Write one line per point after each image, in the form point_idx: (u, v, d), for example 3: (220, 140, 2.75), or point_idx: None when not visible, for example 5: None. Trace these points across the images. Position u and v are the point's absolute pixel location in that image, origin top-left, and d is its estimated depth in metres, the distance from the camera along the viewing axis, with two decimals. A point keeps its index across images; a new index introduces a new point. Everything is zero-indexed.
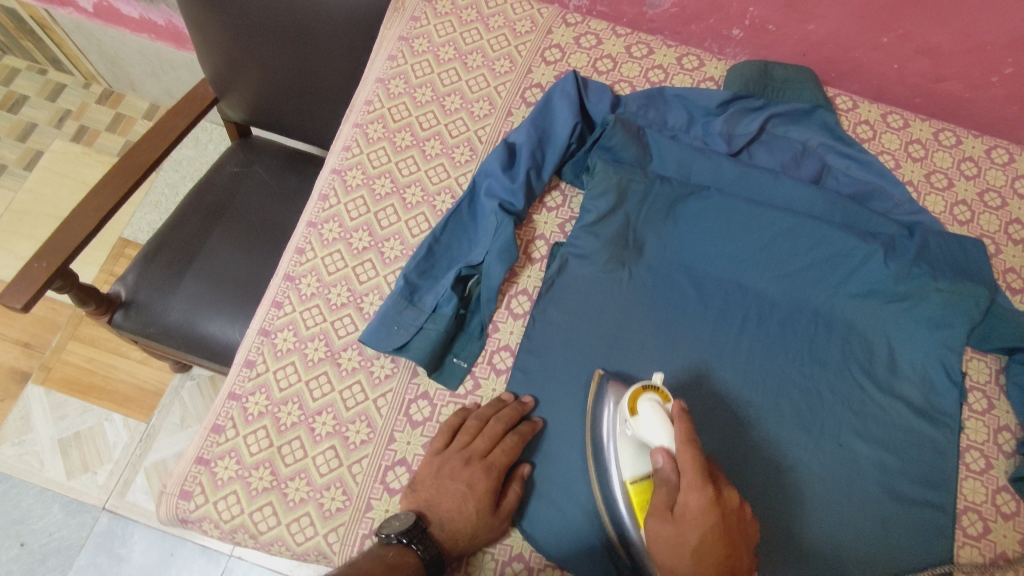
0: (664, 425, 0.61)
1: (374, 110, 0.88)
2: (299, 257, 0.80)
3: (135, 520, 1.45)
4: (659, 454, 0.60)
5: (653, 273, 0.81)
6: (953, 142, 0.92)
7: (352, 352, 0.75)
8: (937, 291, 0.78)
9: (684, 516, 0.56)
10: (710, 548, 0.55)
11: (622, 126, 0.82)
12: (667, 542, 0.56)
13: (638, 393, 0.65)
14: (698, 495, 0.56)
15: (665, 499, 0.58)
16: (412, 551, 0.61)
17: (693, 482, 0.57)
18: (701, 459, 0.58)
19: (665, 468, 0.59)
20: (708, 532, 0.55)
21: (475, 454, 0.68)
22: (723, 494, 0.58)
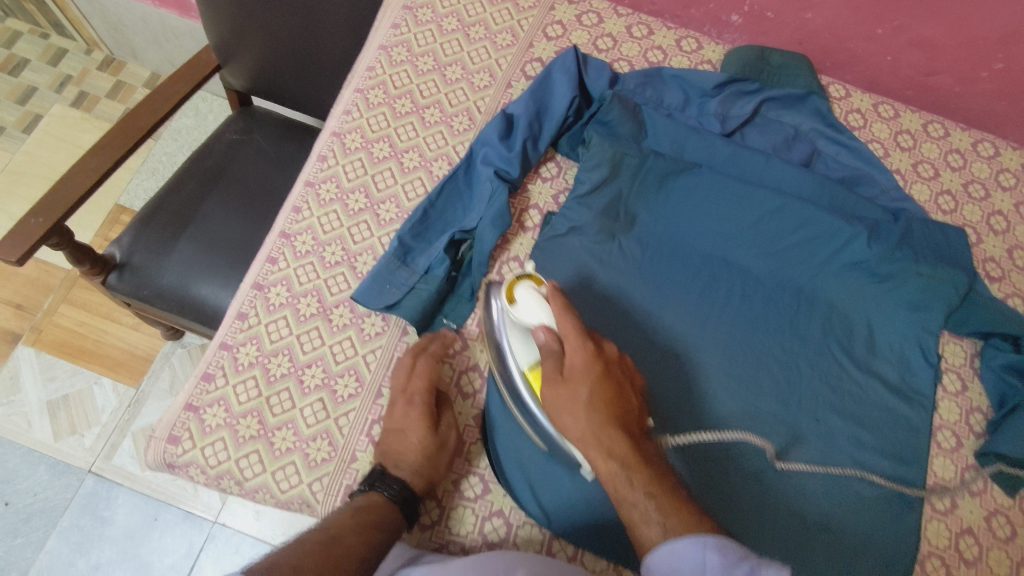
0: (542, 309, 0.64)
1: (375, 75, 0.89)
2: (296, 215, 0.81)
3: (120, 483, 1.46)
4: (541, 331, 0.64)
5: (643, 246, 0.83)
6: (941, 134, 0.94)
7: (344, 309, 0.76)
8: (917, 274, 0.80)
9: (573, 375, 0.61)
10: (599, 384, 0.60)
11: (619, 102, 0.84)
12: (563, 397, 0.60)
13: (514, 282, 0.67)
14: (582, 351, 0.61)
15: (552, 363, 0.62)
16: (376, 493, 0.64)
17: (574, 336, 0.62)
18: (575, 322, 0.63)
19: (548, 339, 0.63)
20: (596, 384, 0.60)
21: (397, 393, 0.71)
22: (603, 350, 0.63)
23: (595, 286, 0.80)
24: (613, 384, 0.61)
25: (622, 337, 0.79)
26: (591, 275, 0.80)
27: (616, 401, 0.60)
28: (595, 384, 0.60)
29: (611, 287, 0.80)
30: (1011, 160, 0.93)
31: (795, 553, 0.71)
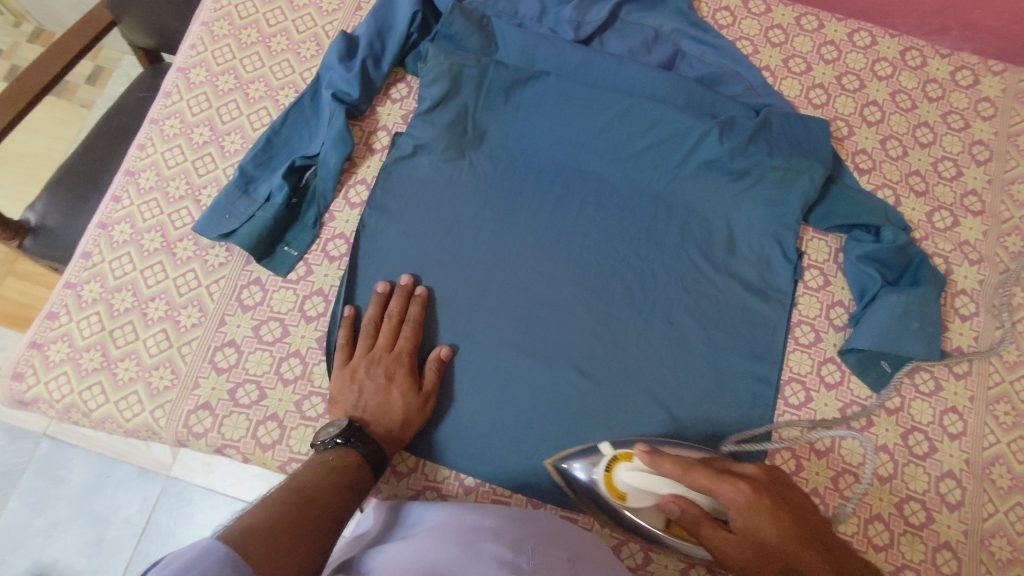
0: (649, 476, 0.61)
1: (220, 7, 0.87)
2: (141, 152, 0.81)
3: (75, 445, 1.30)
4: (671, 501, 0.58)
5: (494, 161, 0.81)
6: (815, 26, 0.90)
7: (188, 243, 0.77)
8: (772, 168, 0.78)
9: (744, 527, 0.54)
10: (774, 515, 0.54)
11: (461, 13, 0.81)
12: (738, 537, 0.55)
13: (610, 471, 0.64)
14: (729, 489, 0.55)
15: (708, 523, 0.56)
16: (351, 450, 0.62)
17: (718, 480, 0.56)
18: (699, 466, 0.58)
19: (689, 511, 0.57)
20: (779, 526, 0.54)
21: (381, 349, 0.71)
22: (746, 475, 0.58)
23: (444, 204, 0.79)
24: (784, 510, 0.55)
25: (470, 253, 0.78)
26: (440, 193, 0.80)
27: (791, 517, 0.55)
28: (768, 522, 0.54)
29: (460, 203, 0.79)
30: (888, 49, 0.90)
31: None
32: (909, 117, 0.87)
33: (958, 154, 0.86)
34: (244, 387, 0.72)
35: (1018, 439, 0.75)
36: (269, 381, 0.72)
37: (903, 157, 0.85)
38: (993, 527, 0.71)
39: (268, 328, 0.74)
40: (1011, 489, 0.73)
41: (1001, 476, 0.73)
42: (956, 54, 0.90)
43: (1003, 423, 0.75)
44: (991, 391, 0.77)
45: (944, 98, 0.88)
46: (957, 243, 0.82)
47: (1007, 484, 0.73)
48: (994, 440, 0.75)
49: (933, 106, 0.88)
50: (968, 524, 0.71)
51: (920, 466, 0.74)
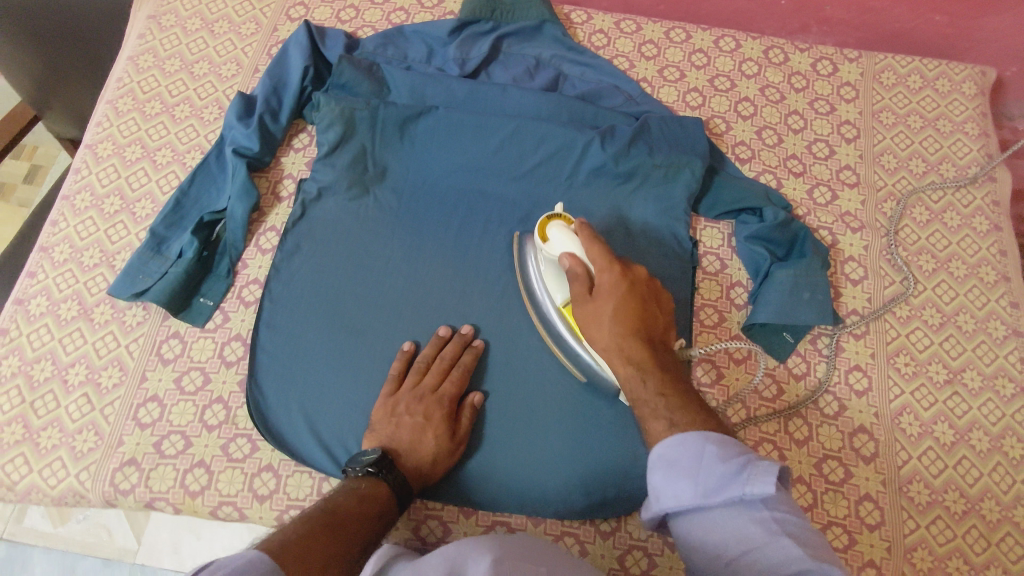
0: (572, 240, 0.70)
1: (124, 85, 0.92)
2: (53, 228, 0.83)
3: (33, 544, 1.19)
4: (569, 264, 0.68)
5: (397, 194, 0.85)
6: (683, 38, 0.98)
7: (105, 306, 0.79)
8: (654, 166, 0.84)
9: (600, 292, 0.65)
10: (625, 302, 0.64)
11: (349, 63, 0.87)
12: (590, 313, 0.65)
13: (547, 224, 0.73)
14: (608, 273, 0.66)
15: (581, 286, 0.67)
16: (382, 480, 0.65)
17: (602, 266, 0.66)
18: (604, 249, 0.68)
19: (573, 265, 0.68)
20: (619, 301, 0.64)
21: (426, 389, 0.73)
22: (631, 271, 0.67)
23: (353, 239, 0.83)
24: (635, 297, 0.64)
25: (381, 281, 0.81)
26: (349, 231, 0.83)
27: (647, 345, 0.62)
28: (623, 307, 0.64)
29: (369, 235, 0.83)
30: (752, 50, 0.98)
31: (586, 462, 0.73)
32: (780, 107, 0.94)
33: (828, 135, 0.92)
34: (169, 439, 0.73)
35: (921, 387, 0.78)
36: (193, 429, 0.73)
37: (779, 144, 0.92)
38: (909, 473, 0.74)
39: (189, 378, 0.76)
40: (921, 435, 0.76)
41: (910, 424, 0.77)
42: (814, 47, 0.98)
43: (905, 373, 0.79)
44: (889, 346, 0.80)
45: (808, 87, 0.95)
46: (839, 215, 0.87)
47: (917, 431, 0.76)
48: (900, 391, 0.78)
49: (801, 95, 0.95)
50: (884, 474, 0.74)
51: (834, 425, 0.76)
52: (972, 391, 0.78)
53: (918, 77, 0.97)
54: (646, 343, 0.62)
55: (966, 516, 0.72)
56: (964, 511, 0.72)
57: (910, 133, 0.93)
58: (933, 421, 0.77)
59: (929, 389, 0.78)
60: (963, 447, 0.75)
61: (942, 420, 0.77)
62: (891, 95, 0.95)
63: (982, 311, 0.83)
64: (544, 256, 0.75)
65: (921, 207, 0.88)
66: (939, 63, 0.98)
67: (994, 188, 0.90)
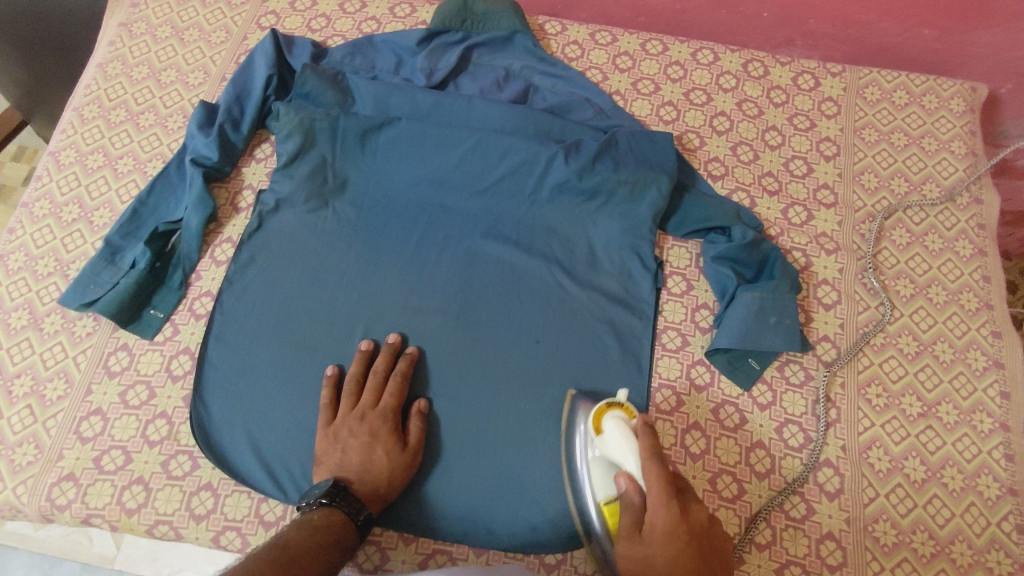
0: (629, 442, 0.62)
1: (90, 92, 0.91)
2: (10, 236, 0.82)
3: (13, 546, 1.13)
4: (623, 478, 0.60)
5: (357, 207, 0.84)
6: (660, 50, 0.95)
7: (55, 316, 0.78)
8: (619, 183, 0.81)
9: (652, 536, 0.57)
10: (683, 550, 0.56)
11: (312, 72, 0.85)
12: (640, 569, 0.57)
13: (602, 411, 0.67)
14: (664, 515, 0.56)
15: (632, 518, 0.59)
16: (336, 509, 0.62)
17: (664, 498, 0.57)
18: (662, 474, 0.58)
19: (629, 492, 0.60)
20: (676, 559, 0.56)
21: (365, 408, 0.71)
22: (691, 510, 0.59)
23: (309, 253, 0.81)
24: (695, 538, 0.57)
25: (335, 296, 0.79)
26: (305, 243, 0.81)
27: (691, 558, 0.56)
28: (676, 556, 0.56)
29: (325, 249, 0.81)
30: (731, 63, 0.95)
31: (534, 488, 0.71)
32: (757, 123, 0.91)
33: (807, 152, 0.89)
34: (110, 453, 0.71)
35: (892, 420, 0.75)
36: (134, 445, 0.72)
37: (755, 160, 0.88)
38: (875, 512, 0.70)
39: (134, 392, 0.74)
40: (890, 471, 0.72)
41: (879, 459, 0.73)
42: (796, 61, 0.95)
43: (876, 405, 0.75)
44: (861, 374, 0.77)
45: (788, 102, 0.92)
46: (813, 236, 0.84)
47: (886, 466, 0.72)
48: (869, 423, 0.74)
49: (780, 111, 0.92)
50: (849, 511, 0.71)
51: (797, 457, 0.73)
52: (947, 425, 0.74)
53: (903, 93, 0.93)
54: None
55: (934, 559, 0.68)
56: (933, 554, 0.68)
57: (893, 151, 0.90)
58: (904, 457, 0.73)
59: (901, 422, 0.74)
60: (934, 484, 0.71)
61: (913, 456, 0.73)
62: (874, 112, 0.92)
63: (961, 340, 0.79)
64: (598, 449, 0.66)
65: (901, 229, 0.85)
66: (926, 79, 0.94)
67: (980, 210, 0.86)
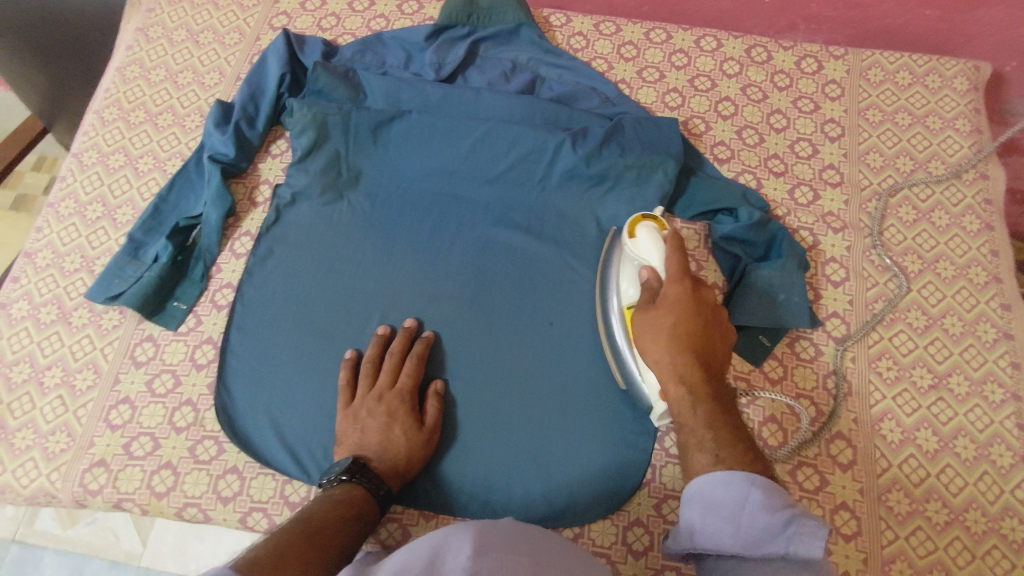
0: (658, 247, 0.69)
1: (111, 95, 0.94)
2: (38, 234, 0.85)
3: (44, 546, 1.13)
4: (645, 270, 0.69)
5: (370, 198, 0.86)
6: (664, 38, 0.97)
7: (83, 310, 0.80)
8: (626, 168, 0.83)
9: (664, 304, 0.65)
10: (688, 318, 0.64)
11: (324, 68, 0.88)
12: (649, 325, 0.65)
13: (637, 221, 0.73)
14: (677, 287, 0.65)
15: (649, 294, 0.67)
16: (357, 485, 0.64)
17: (674, 279, 0.66)
18: (681, 263, 0.66)
19: (649, 278, 0.68)
20: (681, 317, 0.64)
21: (382, 389, 0.73)
22: (702, 292, 0.66)
23: (326, 243, 0.83)
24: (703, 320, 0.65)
25: (352, 284, 0.81)
26: (321, 235, 0.84)
27: (694, 347, 0.63)
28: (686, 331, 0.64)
29: (341, 239, 0.83)
30: (734, 49, 0.96)
31: (550, 466, 0.73)
32: (762, 106, 0.92)
33: (811, 134, 0.90)
34: (138, 440, 0.73)
35: (904, 392, 0.75)
36: (162, 431, 0.74)
37: (760, 143, 0.90)
38: (888, 482, 0.71)
39: (160, 380, 0.76)
40: (903, 442, 0.73)
41: (891, 431, 0.73)
42: (799, 45, 0.97)
43: (887, 378, 0.76)
44: (871, 349, 0.77)
45: (792, 85, 0.93)
46: (820, 215, 0.85)
47: (898, 438, 0.73)
48: (881, 396, 0.75)
49: (784, 94, 0.93)
50: (863, 482, 0.71)
51: (810, 431, 0.74)
52: (958, 396, 0.75)
53: (907, 73, 0.94)
54: (701, 368, 0.63)
55: (949, 527, 0.69)
56: (948, 522, 0.69)
57: (897, 130, 0.90)
58: (916, 428, 0.74)
59: (912, 394, 0.75)
60: (947, 454, 0.72)
61: (925, 427, 0.74)
62: (879, 92, 0.93)
63: (970, 313, 0.79)
64: (628, 256, 0.74)
65: (908, 206, 0.86)
66: (929, 59, 0.95)
67: (987, 185, 0.86)
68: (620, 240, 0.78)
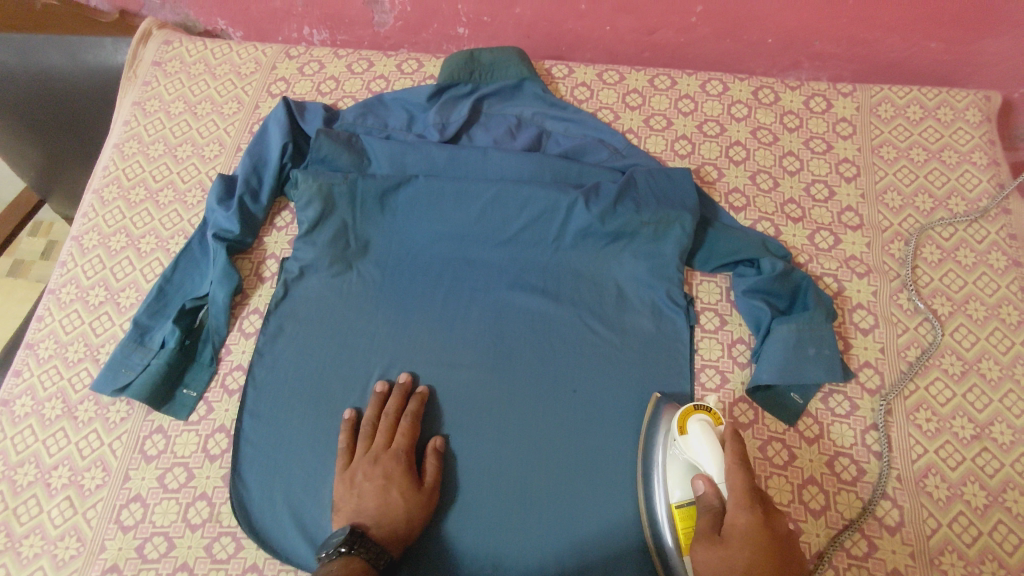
0: (716, 453, 0.64)
1: (109, 173, 0.92)
2: (39, 324, 0.83)
3: None
4: (700, 481, 0.63)
5: (381, 267, 0.84)
6: (668, 84, 0.96)
7: (88, 403, 0.77)
8: (642, 224, 0.81)
9: (732, 537, 0.58)
10: (761, 555, 0.56)
11: (327, 136, 0.86)
12: (716, 564, 0.58)
13: (688, 411, 0.68)
14: (748, 516, 0.58)
15: (711, 522, 0.61)
16: (356, 556, 0.62)
17: (739, 506, 0.59)
18: (746, 482, 0.60)
19: (708, 493, 0.63)
20: (755, 553, 0.56)
21: (379, 450, 0.71)
22: (773, 517, 0.59)
23: (337, 318, 0.80)
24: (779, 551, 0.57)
25: (366, 360, 0.78)
26: (332, 309, 0.81)
27: None
28: (758, 560, 0.56)
29: (352, 312, 0.81)
30: (740, 92, 0.95)
31: (585, 545, 0.69)
32: (774, 149, 0.91)
33: (827, 176, 0.89)
34: (152, 541, 0.70)
35: (946, 445, 0.72)
36: (176, 530, 0.71)
37: (775, 188, 0.88)
38: (940, 543, 0.68)
39: (173, 475, 0.73)
40: (950, 499, 0.70)
41: (937, 487, 0.70)
42: (806, 85, 0.95)
43: (927, 431, 0.73)
44: (907, 400, 0.75)
45: (802, 126, 0.92)
46: (843, 260, 0.83)
47: (945, 494, 0.70)
48: (922, 450, 0.72)
49: (795, 136, 0.92)
50: (913, 545, 0.68)
51: (852, 492, 0.71)
52: (1003, 446, 0.72)
53: (918, 107, 0.93)
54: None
55: None
56: None
57: (913, 167, 0.89)
58: (962, 483, 0.71)
59: (955, 446, 0.72)
60: (998, 510, 0.69)
61: (971, 481, 0.71)
62: (891, 129, 0.91)
63: (1007, 356, 0.77)
64: (675, 452, 0.68)
65: (932, 246, 0.84)
66: (939, 92, 0.93)
67: (1010, 221, 0.85)
68: (669, 413, 0.72)
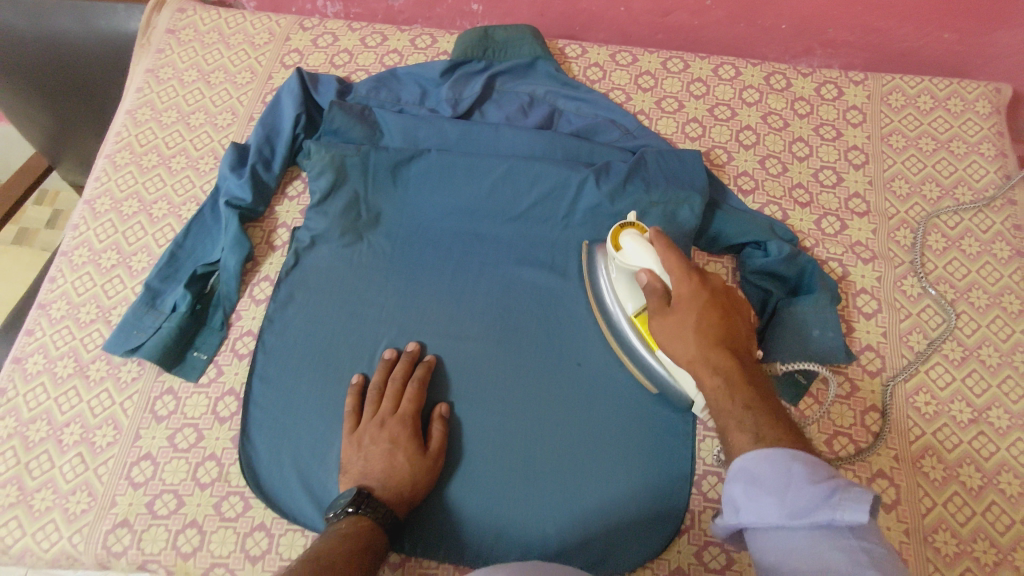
0: (649, 250, 0.67)
1: (122, 138, 0.93)
2: (52, 285, 0.83)
3: None
4: (643, 273, 0.66)
5: (391, 239, 0.84)
6: (681, 67, 0.96)
7: (100, 363, 0.79)
8: (651, 204, 0.82)
9: (679, 306, 0.62)
10: (705, 317, 0.60)
11: (340, 108, 0.86)
12: (671, 331, 0.61)
13: (618, 232, 0.71)
14: (688, 285, 0.62)
15: (658, 301, 0.64)
16: (363, 516, 0.63)
17: (679, 279, 0.62)
18: (679, 258, 0.63)
19: (650, 280, 0.65)
20: (701, 312, 0.60)
21: (385, 415, 0.72)
22: (709, 279, 0.63)
23: (347, 287, 0.81)
24: (724, 316, 0.61)
25: (375, 330, 0.79)
26: (342, 278, 0.82)
27: (728, 350, 0.59)
28: (707, 322, 0.60)
29: (362, 282, 0.82)
30: (752, 77, 0.95)
31: (585, 514, 0.71)
32: (783, 134, 0.91)
33: (835, 162, 0.89)
34: (162, 498, 0.71)
35: (943, 427, 0.74)
36: (186, 488, 0.72)
37: (784, 172, 0.89)
38: (934, 522, 0.69)
39: (183, 435, 0.75)
40: (946, 479, 0.71)
41: (933, 468, 0.72)
42: (818, 72, 0.96)
43: (926, 414, 0.74)
44: (907, 384, 0.76)
45: (813, 113, 0.93)
46: (849, 245, 0.84)
47: (941, 475, 0.71)
48: (920, 432, 0.74)
49: (804, 121, 0.92)
50: (908, 523, 0.69)
51: (850, 470, 0.72)
52: (1000, 430, 0.73)
53: (928, 97, 0.93)
54: (729, 350, 0.59)
55: (998, 568, 0.67)
56: (997, 563, 0.67)
57: (922, 156, 0.89)
58: (958, 464, 0.72)
59: (952, 429, 0.74)
60: (992, 491, 0.70)
61: (967, 463, 0.72)
62: (900, 118, 0.92)
63: (1007, 343, 0.78)
64: (619, 267, 0.72)
65: (937, 234, 0.85)
66: (950, 83, 0.94)
67: (1014, 211, 0.86)
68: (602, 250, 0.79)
